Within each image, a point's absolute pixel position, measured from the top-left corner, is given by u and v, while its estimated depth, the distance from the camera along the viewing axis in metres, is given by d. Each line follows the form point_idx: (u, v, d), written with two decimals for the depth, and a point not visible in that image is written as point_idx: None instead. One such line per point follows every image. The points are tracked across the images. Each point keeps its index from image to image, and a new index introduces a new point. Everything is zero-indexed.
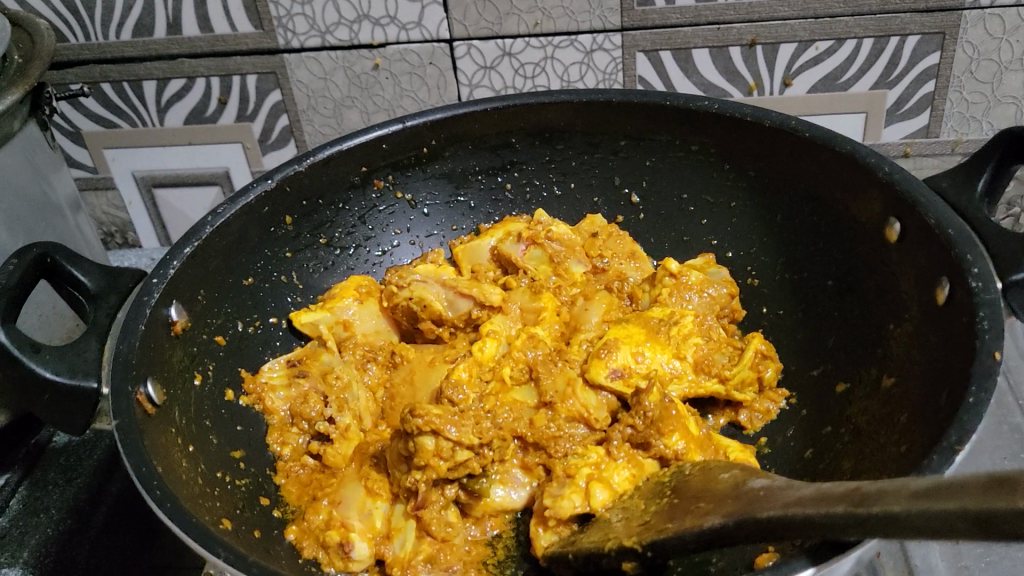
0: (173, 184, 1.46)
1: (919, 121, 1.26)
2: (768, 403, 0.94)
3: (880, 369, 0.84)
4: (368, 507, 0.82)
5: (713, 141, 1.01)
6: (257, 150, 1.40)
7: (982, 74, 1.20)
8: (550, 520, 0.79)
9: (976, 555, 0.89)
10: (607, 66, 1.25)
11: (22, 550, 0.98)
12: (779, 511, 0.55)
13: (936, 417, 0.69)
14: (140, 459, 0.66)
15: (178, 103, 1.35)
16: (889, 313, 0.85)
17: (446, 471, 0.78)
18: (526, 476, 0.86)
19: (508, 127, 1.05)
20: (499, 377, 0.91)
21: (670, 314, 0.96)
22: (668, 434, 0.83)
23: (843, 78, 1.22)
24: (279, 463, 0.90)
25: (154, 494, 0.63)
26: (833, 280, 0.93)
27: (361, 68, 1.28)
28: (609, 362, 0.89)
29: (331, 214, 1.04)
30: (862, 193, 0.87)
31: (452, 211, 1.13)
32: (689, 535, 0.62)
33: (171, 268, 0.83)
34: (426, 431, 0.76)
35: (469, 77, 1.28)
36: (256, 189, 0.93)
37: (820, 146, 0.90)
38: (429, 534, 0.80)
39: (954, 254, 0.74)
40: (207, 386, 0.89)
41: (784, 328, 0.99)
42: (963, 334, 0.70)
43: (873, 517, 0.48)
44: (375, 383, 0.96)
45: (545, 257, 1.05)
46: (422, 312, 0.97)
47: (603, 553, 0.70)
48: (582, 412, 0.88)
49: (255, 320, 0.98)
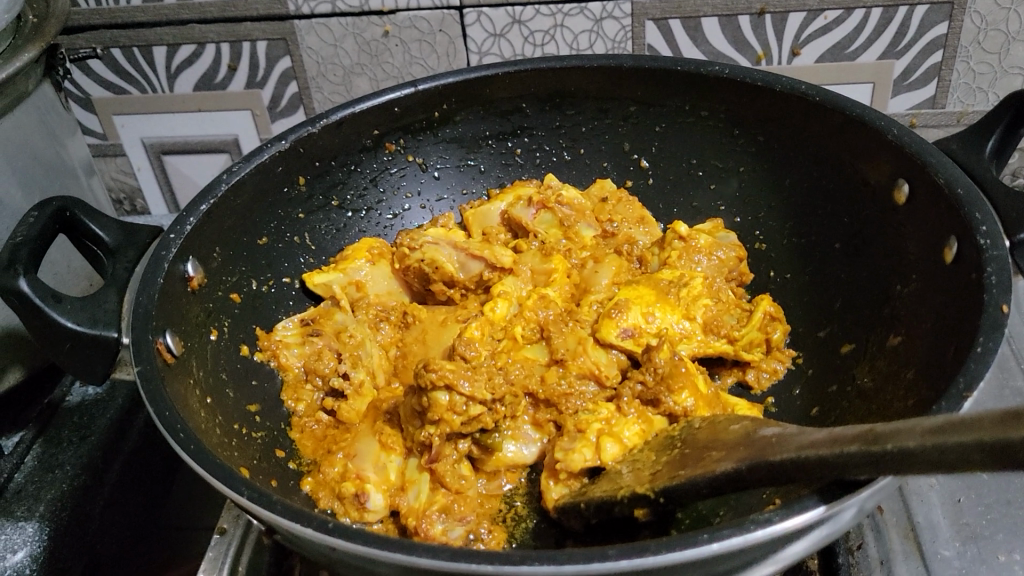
0: (182, 151, 1.47)
1: (927, 92, 1.27)
2: (775, 364, 0.96)
3: (887, 328, 0.85)
4: (382, 460, 0.84)
5: (723, 107, 1.02)
6: (266, 118, 1.41)
7: (989, 45, 1.20)
8: (561, 473, 0.81)
9: (977, 512, 0.90)
10: (617, 35, 1.25)
11: (38, 504, 0.99)
12: (793, 453, 0.57)
13: (943, 370, 0.71)
14: (162, 403, 0.67)
15: (189, 69, 1.36)
16: (896, 273, 0.86)
17: (460, 426, 0.79)
18: (537, 433, 0.87)
19: (520, 92, 1.06)
20: (511, 335, 0.92)
21: (680, 276, 0.98)
22: (678, 391, 0.84)
23: (851, 48, 1.23)
24: (293, 419, 0.91)
25: (178, 436, 0.64)
26: (841, 243, 0.94)
27: (371, 35, 1.28)
28: (620, 322, 0.91)
29: (343, 175, 1.05)
30: (872, 156, 0.88)
31: (462, 176, 1.14)
32: (702, 481, 0.64)
33: (188, 224, 0.84)
34: (440, 386, 0.77)
35: (478, 45, 1.28)
36: (270, 150, 0.94)
37: (830, 110, 0.91)
38: (443, 485, 0.82)
39: (963, 214, 0.74)
40: (223, 341, 0.90)
41: (791, 291, 1.01)
42: (971, 290, 0.71)
43: (887, 455, 0.50)
44: (388, 342, 0.98)
45: (555, 221, 1.06)
46: (434, 274, 0.98)
47: (615, 501, 0.72)
48: (593, 369, 0.89)
49: (269, 279, 0.99)
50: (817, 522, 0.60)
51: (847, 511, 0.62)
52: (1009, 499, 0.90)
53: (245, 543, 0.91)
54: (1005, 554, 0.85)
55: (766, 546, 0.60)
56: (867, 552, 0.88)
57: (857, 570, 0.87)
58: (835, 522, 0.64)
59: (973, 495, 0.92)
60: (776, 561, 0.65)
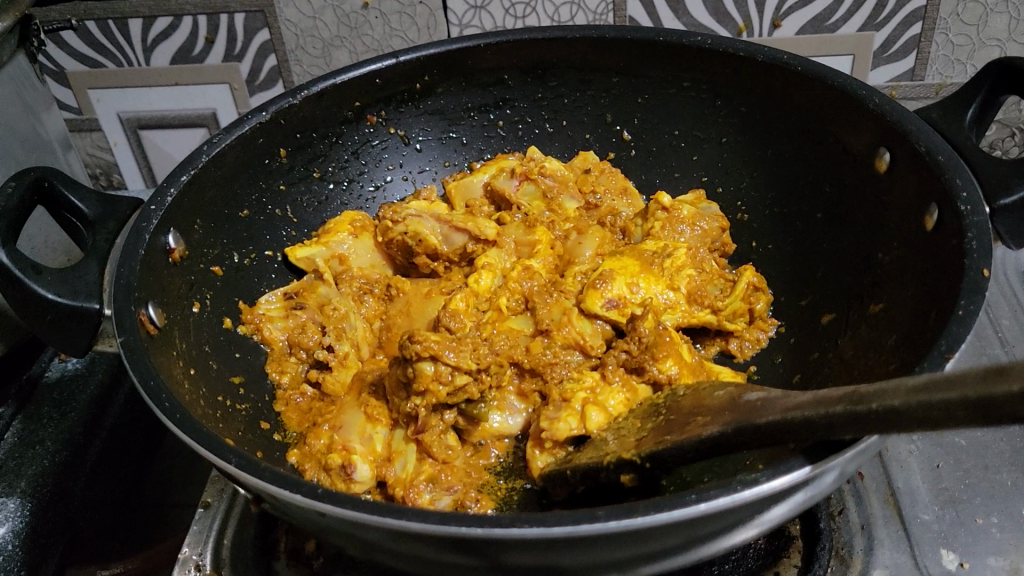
0: (159, 125, 1.45)
1: (906, 63, 1.28)
2: (758, 333, 0.97)
3: (868, 297, 0.86)
4: (368, 431, 0.83)
5: (705, 77, 1.02)
6: (244, 92, 1.40)
7: (969, 17, 1.21)
8: (546, 442, 0.81)
9: (955, 477, 0.92)
10: (598, 7, 1.26)
11: (20, 480, 0.99)
12: (778, 415, 0.57)
13: (924, 335, 0.72)
14: (147, 373, 0.66)
15: (164, 43, 1.34)
16: (877, 242, 0.86)
17: (446, 396, 0.79)
18: (523, 403, 0.87)
19: (502, 63, 1.06)
20: (496, 306, 0.93)
21: (664, 247, 0.97)
22: (662, 360, 0.85)
23: (831, 19, 1.23)
24: (278, 392, 0.91)
25: (164, 406, 0.64)
26: (823, 213, 0.95)
27: (351, 7, 1.28)
28: (605, 292, 0.91)
29: (324, 147, 1.04)
30: (854, 125, 0.89)
31: (444, 148, 1.14)
32: (689, 444, 0.64)
33: (169, 196, 0.83)
34: (425, 357, 0.77)
35: (459, 17, 1.28)
36: (250, 121, 0.93)
37: (812, 80, 0.91)
38: (430, 456, 0.82)
39: (944, 181, 0.75)
40: (206, 314, 0.89)
41: (773, 261, 1.01)
42: (952, 256, 0.72)
43: (872, 414, 0.51)
44: (372, 314, 0.97)
45: (538, 193, 1.05)
46: (417, 247, 0.97)
47: (602, 467, 0.73)
48: (578, 339, 0.90)
49: (251, 252, 0.99)
50: (801, 483, 0.60)
51: (828, 474, 0.63)
52: (986, 465, 0.92)
53: (230, 516, 0.92)
54: (982, 517, 0.87)
55: (750, 508, 0.60)
56: (848, 517, 0.87)
57: (838, 535, 0.86)
58: (818, 486, 0.65)
59: (951, 461, 0.93)
60: (758, 525, 0.66)
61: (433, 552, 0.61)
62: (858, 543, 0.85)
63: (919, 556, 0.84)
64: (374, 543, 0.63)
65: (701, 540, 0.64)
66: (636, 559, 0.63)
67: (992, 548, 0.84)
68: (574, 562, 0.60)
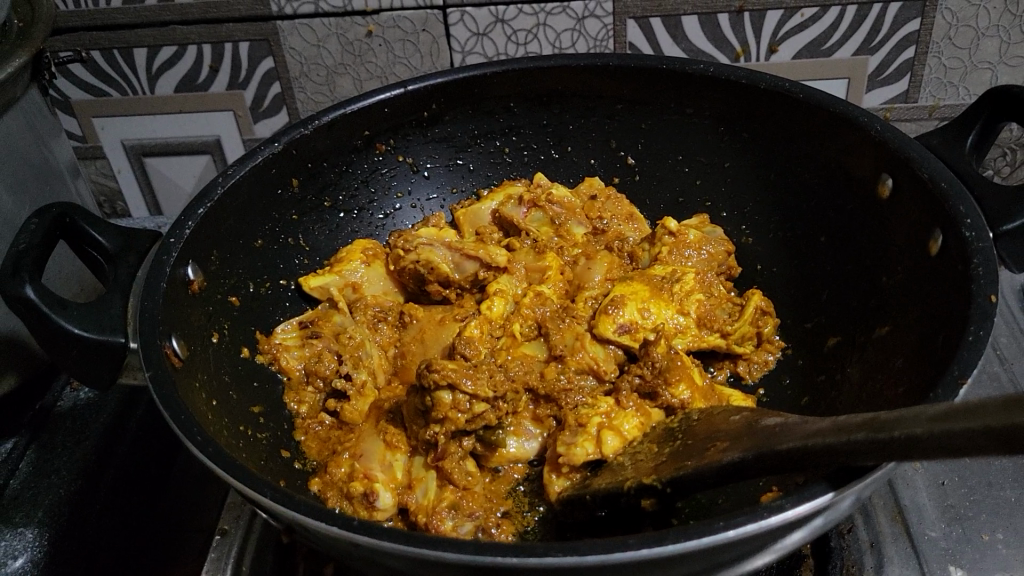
0: (162, 152, 1.47)
1: (900, 86, 1.32)
2: (766, 355, 0.98)
3: (874, 319, 0.88)
4: (388, 459, 0.84)
5: (708, 104, 1.04)
6: (249, 119, 1.42)
7: (960, 41, 1.26)
8: (564, 467, 0.82)
9: (960, 494, 0.94)
10: (599, 33, 1.30)
11: (36, 510, 1.01)
12: (800, 442, 0.60)
13: (932, 358, 0.74)
14: (178, 407, 0.67)
15: (170, 71, 1.36)
16: (883, 266, 0.89)
17: (464, 424, 0.81)
18: (537, 428, 0.88)
19: (508, 92, 1.08)
20: (510, 333, 0.94)
21: (673, 272, 0.98)
22: (675, 384, 0.87)
23: (827, 44, 1.28)
24: (297, 421, 0.91)
25: (197, 439, 0.65)
26: (826, 237, 0.97)
27: (355, 35, 1.31)
28: (617, 318, 0.92)
29: (335, 176, 1.06)
30: (856, 151, 0.91)
31: (451, 174, 1.16)
32: (709, 470, 0.66)
33: (187, 229, 0.85)
34: (443, 385, 0.79)
35: (462, 44, 1.31)
36: (263, 152, 0.95)
37: (813, 108, 0.94)
38: (451, 482, 0.83)
39: (947, 208, 0.78)
40: (224, 344, 0.89)
41: (779, 284, 1.03)
42: (958, 281, 0.74)
43: (894, 441, 0.53)
44: (387, 342, 0.98)
45: (546, 220, 1.07)
46: (430, 275, 0.99)
47: (623, 492, 0.74)
48: (592, 364, 0.91)
49: (266, 281, 0.99)
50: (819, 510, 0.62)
51: (844, 501, 0.64)
52: (989, 482, 0.94)
53: (246, 542, 0.94)
54: (988, 533, 0.89)
55: (765, 538, 0.63)
56: (857, 535, 0.89)
57: (848, 553, 0.88)
58: (834, 510, 0.66)
59: (956, 478, 0.95)
60: (776, 550, 0.68)
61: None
62: (869, 562, 0.87)
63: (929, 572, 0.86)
64: (389, 568, 0.65)
65: (724, 563, 0.66)
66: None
67: (999, 563, 0.87)
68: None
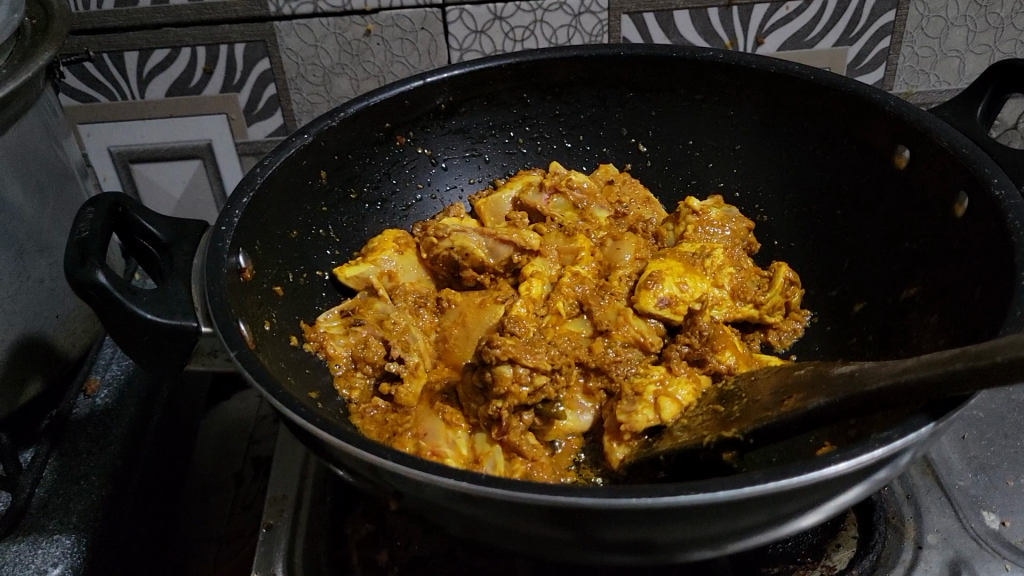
0: (151, 158, 1.44)
1: (876, 75, 1.40)
2: (794, 323, 1.03)
3: (901, 282, 0.93)
4: (451, 436, 0.86)
5: (718, 89, 1.08)
6: (242, 122, 1.41)
7: (932, 30, 1.34)
8: (625, 434, 0.85)
9: (981, 446, 0.99)
10: (593, 28, 1.33)
11: (71, 516, 0.98)
12: (890, 381, 0.63)
13: (974, 309, 0.79)
14: (271, 382, 0.68)
15: (161, 75, 1.35)
16: (906, 232, 0.94)
17: (526, 398, 0.82)
18: (589, 401, 0.91)
19: (522, 83, 1.10)
20: (554, 310, 0.97)
21: (702, 247, 1.03)
22: (722, 352, 0.91)
23: (809, 36, 1.35)
24: (351, 406, 0.91)
25: (300, 411, 0.66)
26: (842, 210, 1.03)
27: (353, 35, 1.32)
28: (657, 291, 0.95)
29: (359, 168, 1.06)
30: (870, 126, 0.96)
31: (468, 165, 1.18)
32: (794, 418, 0.69)
33: (235, 217, 0.84)
34: (503, 360, 0.81)
35: (460, 41, 1.33)
36: (295, 144, 0.95)
37: (825, 88, 0.99)
38: (519, 454, 0.85)
39: (973, 171, 0.82)
40: (275, 332, 0.89)
41: (797, 257, 1.09)
42: (991, 236, 0.79)
43: (994, 366, 0.56)
44: (428, 326, 0.99)
45: (568, 204, 1.09)
46: (465, 261, 1.00)
47: (701, 448, 0.76)
48: (638, 337, 0.94)
49: (303, 271, 0.99)
50: (889, 459, 0.64)
51: (906, 455, 0.67)
52: (1005, 433, 1.00)
53: (296, 536, 0.93)
54: (1013, 479, 0.95)
55: (844, 483, 0.65)
56: (894, 488, 0.95)
57: (888, 505, 0.93)
58: (891, 467, 0.68)
59: (974, 432, 1.01)
60: (825, 510, 0.70)
61: (530, 526, 0.65)
62: (907, 512, 0.92)
63: (965, 518, 0.91)
64: (492, 524, 0.66)
65: (785, 517, 0.67)
66: (724, 535, 0.67)
67: None
68: (687, 529, 0.64)
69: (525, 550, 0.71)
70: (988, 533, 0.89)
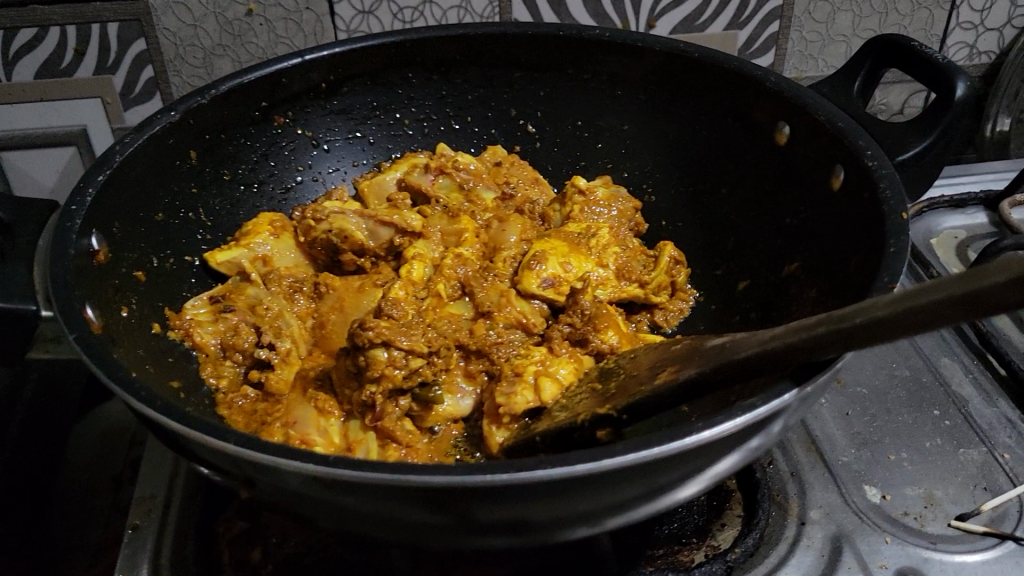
0: (20, 146, 1.34)
1: (765, 60, 1.40)
2: (679, 303, 1.03)
3: (782, 258, 0.93)
4: (323, 424, 0.82)
5: (605, 69, 1.06)
6: (118, 106, 1.34)
7: (818, 15, 1.36)
8: (504, 417, 0.82)
9: (865, 422, 0.99)
10: (483, 10, 1.31)
11: None
12: (759, 348, 0.61)
13: (847, 281, 0.79)
14: (112, 366, 0.62)
15: (28, 56, 1.26)
16: (787, 208, 0.93)
17: (401, 381, 0.79)
18: (469, 384, 0.88)
19: (406, 62, 1.07)
20: (435, 292, 0.93)
21: (588, 227, 1.02)
22: (604, 331, 0.89)
23: (700, 20, 1.33)
24: (218, 396, 0.87)
25: (140, 395, 0.61)
26: (727, 188, 1.03)
27: (234, 14, 1.27)
28: (541, 272, 0.94)
29: (233, 149, 1.02)
30: (752, 104, 0.95)
31: (352, 147, 1.14)
32: (665, 391, 0.68)
33: (88, 194, 0.78)
34: (378, 343, 0.77)
35: (346, 22, 1.30)
36: (160, 121, 0.89)
37: (709, 64, 0.97)
38: (393, 440, 0.81)
39: (847, 143, 0.81)
40: (134, 319, 0.84)
41: (684, 236, 1.09)
42: (863, 207, 0.78)
43: (857, 329, 0.55)
44: (304, 312, 0.96)
45: (453, 185, 1.06)
46: (343, 244, 0.96)
47: (576, 426, 0.75)
48: (520, 318, 0.92)
49: (170, 256, 0.94)
50: (760, 424, 0.63)
51: (774, 423, 0.65)
52: (887, 408, 1.01)
53: (162, 536, 0.88)
54: (894, 454, 0.96)
55: (710, 454, 0.63)
56: (778, 466, 0.94)
57: (772, 483, 0.93)
58: (763, 435, 0.67)
59: (858, 408, 1.01)
60: (700, 480, 0.68)
61: (391, 510, 0.61)
62: (791, 489, 0.92)
63: (847, 493, 0.91)
64: (350, 510, 0.63)
65: (661, 489, 0.65)
66: (599, 509, 0.64)
67: (907, 479, 0.93)
68: (555, 506, 0.62)
69: (391, 537, 0.67)
70: (870, 507, 0.89)
